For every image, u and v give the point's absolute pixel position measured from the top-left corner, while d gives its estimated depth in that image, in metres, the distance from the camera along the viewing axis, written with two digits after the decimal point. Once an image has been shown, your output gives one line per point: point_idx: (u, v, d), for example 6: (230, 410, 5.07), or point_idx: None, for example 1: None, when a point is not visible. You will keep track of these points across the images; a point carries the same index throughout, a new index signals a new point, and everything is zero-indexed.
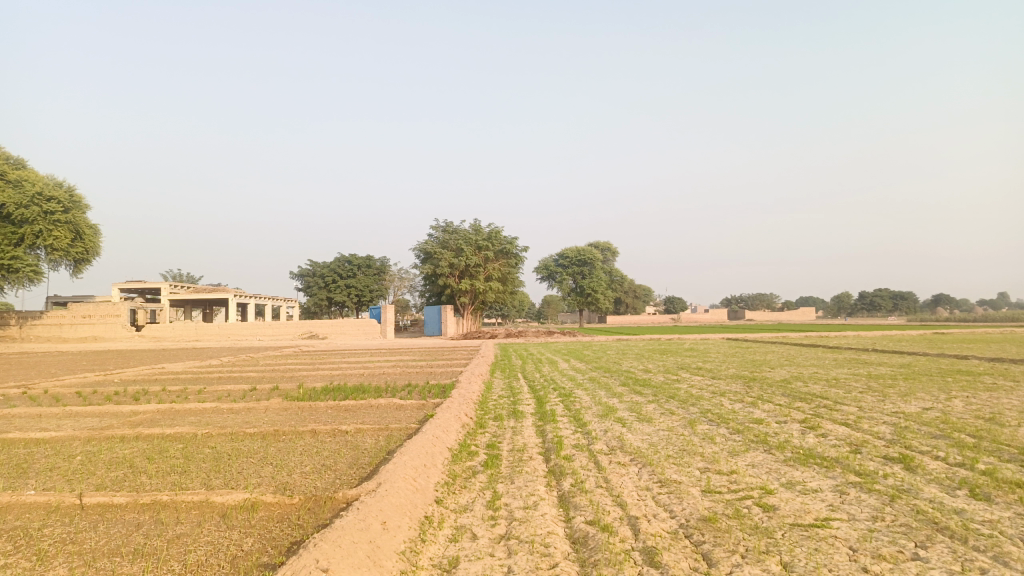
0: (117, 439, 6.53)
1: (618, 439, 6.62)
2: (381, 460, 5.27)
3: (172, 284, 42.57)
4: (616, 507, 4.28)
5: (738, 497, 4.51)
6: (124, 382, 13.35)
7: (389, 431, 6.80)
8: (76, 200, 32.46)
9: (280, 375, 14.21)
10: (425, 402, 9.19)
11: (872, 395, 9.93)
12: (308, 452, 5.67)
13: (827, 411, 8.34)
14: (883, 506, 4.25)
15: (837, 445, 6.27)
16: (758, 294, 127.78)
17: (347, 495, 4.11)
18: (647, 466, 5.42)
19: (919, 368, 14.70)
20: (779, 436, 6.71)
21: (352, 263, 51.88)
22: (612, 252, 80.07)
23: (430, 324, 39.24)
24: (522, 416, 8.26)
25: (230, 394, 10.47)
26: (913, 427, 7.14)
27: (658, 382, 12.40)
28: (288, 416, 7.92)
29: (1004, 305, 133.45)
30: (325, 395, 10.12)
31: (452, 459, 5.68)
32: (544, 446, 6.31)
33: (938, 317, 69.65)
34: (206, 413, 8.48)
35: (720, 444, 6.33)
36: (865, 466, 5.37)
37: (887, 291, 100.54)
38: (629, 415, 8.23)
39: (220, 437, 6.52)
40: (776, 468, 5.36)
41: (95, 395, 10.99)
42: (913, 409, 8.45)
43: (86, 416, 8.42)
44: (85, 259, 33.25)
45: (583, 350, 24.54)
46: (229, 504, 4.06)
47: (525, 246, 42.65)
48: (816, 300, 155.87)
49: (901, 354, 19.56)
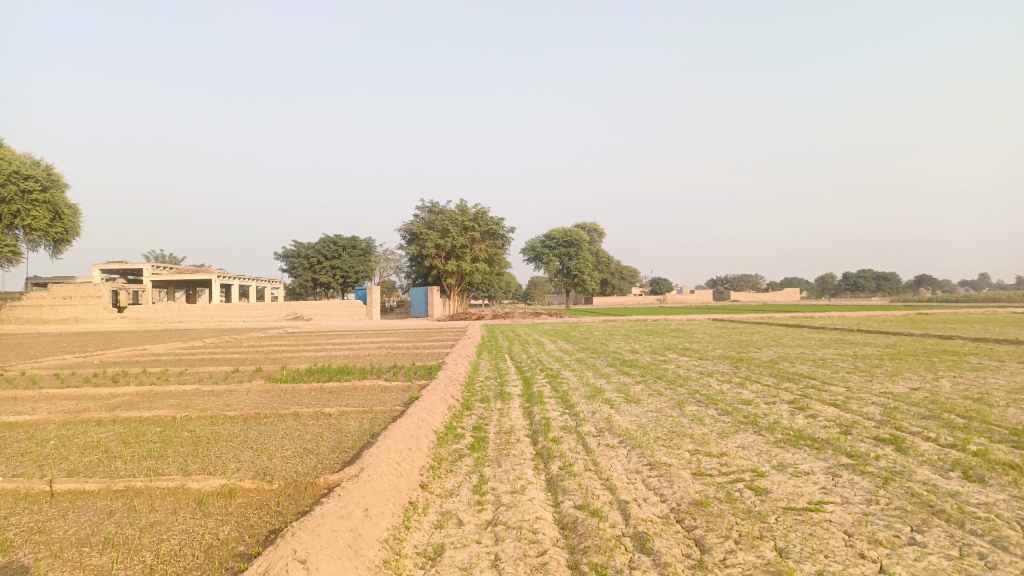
0: (92, 423, 6.36)
1: (607, 421, 6.51)
2: (364, 443, 5.14)
3: (154, 265, 42.05)
4: (605, 491, 4.17)
5: (729, 480, 4.42)
6: (104, 364, 13.13)
7: (373, 414, 6.66)
8: (54, 179, 31.86)
9: (263, 357, 14.01)
10: (410, 383, 9.06)
11: (859, 376, 9.92)
12: (290, 435, 5.52)
13: (816, 392, 8.29)
14: (877, 489, 4.19)
15: (827, 426, 6.20)
16: (743, 276, 128.39)
17: (329, 481, 3.98)
18: (636, 448, 5.32)
19: (904, 348, 14.74)
20: (769, 417, 6.65)
21: (337, 244, 51.44)
22: (599, 234, 79.99)
23: (417, 306, 39.07)
24: (509, 397, 8.15)
25: (212, 376, 10.30)
26: (902, 408, 7.11)
27: (645, 363, 12.32)
28: (269, 399, 7.76)
29: (985, 286, 135.01)
30: (309, 376, 9.97)
31: (437, 442, 5.56)
32: (532, 428, 6.20)
33: (922, 298, 70.21)
34: (185, 395, 8.30)
35: (710, 426, 6.25)
36: (857, 448, 5.30)
37: (871, 272, 101.30)
38: (616, 397, 8.12)
39: (200, 420, 6.36)
40: (767, 450, 5.28)
41: (74, 377, 10.79)
42: (901, 390, 8.44)
43: (62, 399, 8.23)
44: (65, 239, 32.72)
45: (569, 331, 24.50)
46: (205, 490, 3.91)
47: (511, 226, 42.42)
48: (800, 281, 156.80)
49: (885, 334, 19.65)
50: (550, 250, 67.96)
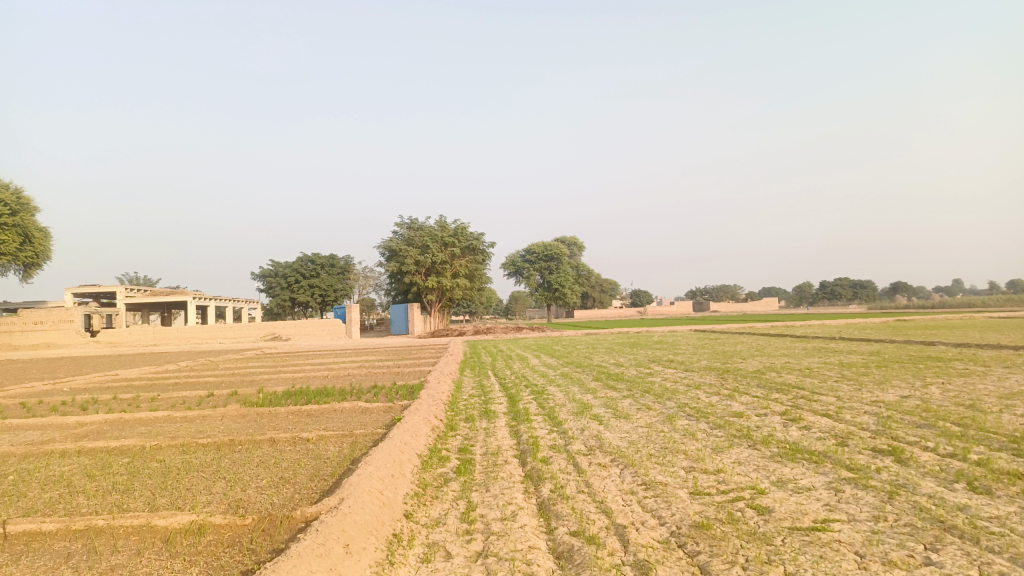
0: (55, 455, 6.03)
1: (596, 438, 6.30)
2: (344, 470, 4.88)
3: (128, 288, 41.25)
4: (601, 516, 3.95)
5: (728, 499, 4.22)
6: (74, 391, 12.68)
7: (353, 437, 6.40)
8: (23, 203, 31.20)
9: (240, 380, 13.62)
10: (392, 404, 8.79)
11: (848, 384, 9.81)
12: (265, 464, 5.24)
13: (807, 402, 8.14)
14: (883, 505, 4.01)
15: (823, 437, 6.03)
16: (722, 286, 129.19)
17: (306, 513, 3.72)
18: (629, 467, 5.11)
19: (888, 355, 14.70)
20: (762, 430, 6.47)
21: (315, 262, 50.94)
22: (579, 247, 80.11)
23: (398, 323, 38.71)
24: (495, 416, 7.91)
25: (186, 402, 9.93)
26: (895, 417, 6.97)
27: (631, 376, 12.13)
28: (245, 424, 7.45)
29: (959, 291, 137.25)
30: (287, 399, 9.65)
31: (421, 467, 5.31)
32: (520, 449, 5.97)
33: (898, 305, 71.14)
34: (158, 422, 7.96)
35: (703, 441, 6.06)
36: (856, 460, 5.14)
37: (847, 280, 102.36)
38: (605, 413, 7.90)
39: (171, 449, 6.04)
40: (764, 465, 5.10)
41: (42, 406, 10.37)
42: (892, 398, 8.32)
43: (27, 429, 7.84)
44: (35, 263, 32.01)
45: (552, 345, 24.22)
46: (172, 528, 3.63)
47: (491, 242, 42.25)
48: (778, 290, 158.27)
49: (867, 341, 19.70)
50: (530, 265, 67.88)
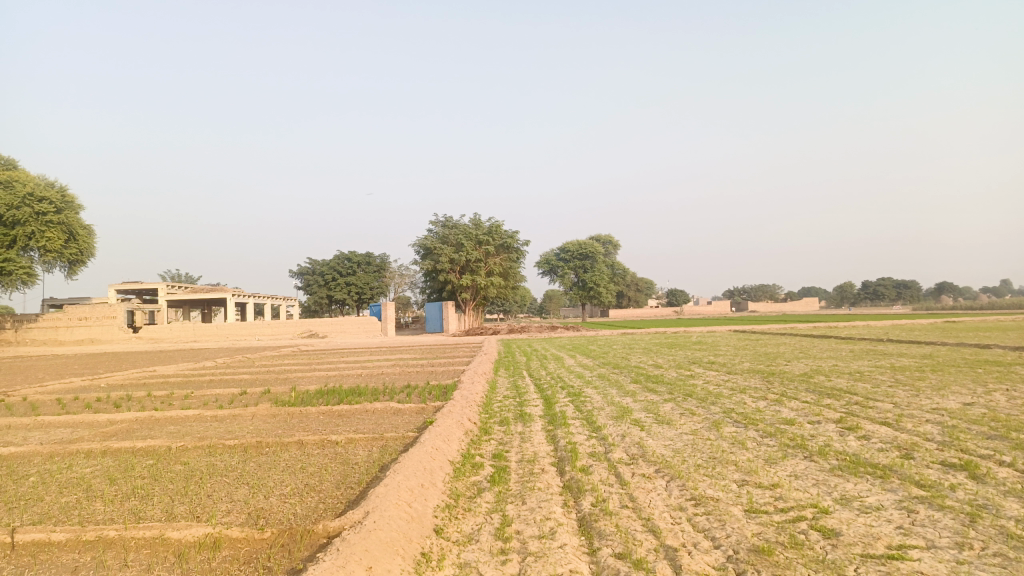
0: (81, 455, 5.87)
1: (638, 446, 5.95)
2: (373, 478, 4.62)
3: (169, 285, 41.87)
4: (648, 536, 3.61)
5: (789, 519, 3.84)
6: (110, 387, 12.69)
7: (384, 441, 6.14)
8: (68, 201, 31.78)
9: (274, 377, 13.51)
10: (425, 405, 8.53)
11: (903, 390, 9.28)
12: (291, 469, 5.00)
13: (862, 409, 7.64)
14: (965, 529, 3.59)
15: (885, 449, 5.58)
16: (760, 287, 126.67)
17: (329, 527, 3.45)
18: (676, 479, 4.75)
19: (943, 358, 14.00)
20: (818, 440, 6.03)
21: (352, 260, 51.15)
22: (615, 246, 79.21)
23: (432, 321, 38.59)
24: (530, 419, 7.58)
25: (217, 400, 9.80)
26: (960, 426, 6.49)
27: (671, 378, 11.74)
28: (275, 425, 7.26)
29: (1010, 292, 132.70)
30: (318, 398, 9.46)
31: (453, 475, 5.02)
32: (557, 455, 5.65)
33: (944, 305, 69.06)
34: (188, 421, 7.80)
35: (754, 451, 5.65)
36: (926, 476, 4.71)
37: (892, 280, 99.69)
38: (646, 417, 7.52)
39: (197, 451, 5.85)
40: (824, 479, 4.70)
41: (76, 403, 10.35)
42: (954, 405, 7.78)
43: (57, 427, 7.76)
44: (80, 260, 32.60)
45: (588, 345, 23.84)
46: (186, 541, 3.38)
47: (526, 240, 41.91)
48: (819, 289, 154.80)
49: (919, 344, 18.84)
50: (565, 263, 67.40)
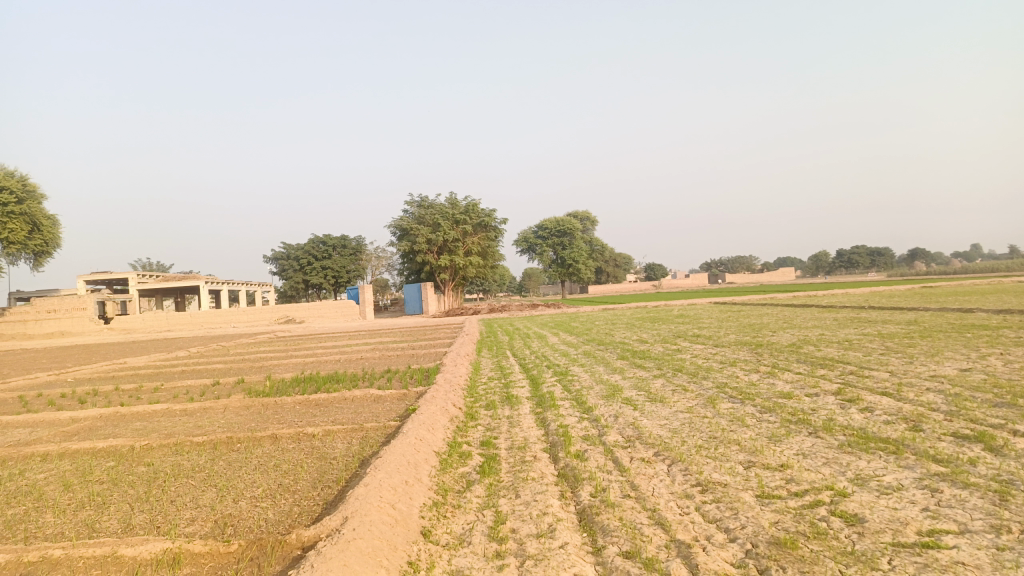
0: (36, 458, 5.46)
1: (633, 427, 5.64)
2: (352, 476, 4.25)
3: (141, 275, 40.91)
4: (657, 530, 3.29)
5: (806, 504, 3.55)
6: (76, 382, 12.15)
7: (364, 432, 5.77)
8: (30, 191, 30.72)
9: (248, 366, 13.04)
10: (407, 390, 8.17)
11: (897, 357, 9.07)
12: (263, 467, 4.61)
13: (859, 379, 7.41)
14: (999, 510, 3.31)
15: (892, 422, 5.33)
16: (736, 259, 127.44)
17: (303, 537, 3.10)
18: (678, 462, 4.45)
19: (928, 324, 13.97)
20: (820, 414, 5.76)
21: (327, 243, 50.32)
22: (591, 222, 78.82)
23: (411, 303, 38.12)
24: (517, 402, 7.26)
25: (188, 392, 9.34)
26: (964, 394, 6.26)
27: (658, 353, 11.48)
28: (248, 417, 6.86)
29: (979, 257, 134.62)
30: (294, 387, 9.04)
31: (439, 467, 4.67)
32: (549, 441, 5.32)
33: (917, 271, 69.80)
34: (156, 416, 7.38)
35: (755, 428, 5.36)
36: (942, 450, 4.44)
37: (866, 248, 100.71)
38: (638, 396, 7.22)
39: (162, 450, 5.43)
40: (835, 458, 4.42)
41: (39, 400, 9.82)
42: (952, 372, 7.58)
43: (15, 428, 7.30)
44: (45, 251, 31.60)
45: (570, 322, 23.55)
46: (142, 559, 3.00)
47: (504, 218, 41.45)
48: (793, 260, 156.46)
49: (901, 310, 18.87)
50: (543, 241, 67.05)
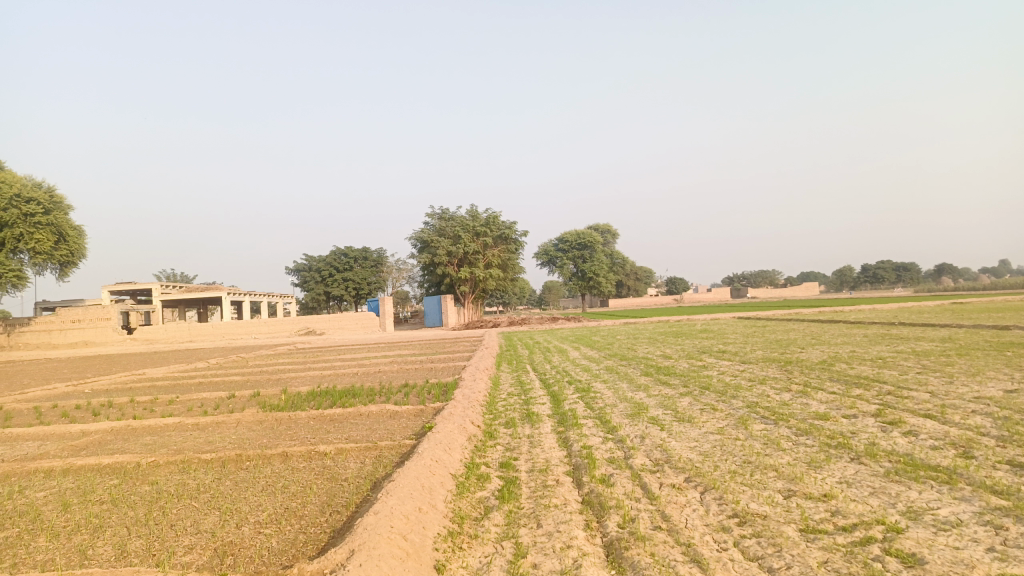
0: (40, 474, 5.27)
1: (661, 449, 5.33)
2: (363, 501, 4.00)
3: (164, 286, 41.21)
4: (692, 569, 3.00)
5: (857, 541, 3.24)
6: (92, 393, 12.04)
7: (377, 451, 5.52)
8: (57, 202, 31.02)
9: (264, 379, 12.85)
10: (425, 406, 7.92)
11: (936, 377, 8.65)
12: (270, 489, 4.36)
13: (898, 400, 7.03)
14: None
15: (939, 447, 4.98)
16: (758, 274, 126.02)
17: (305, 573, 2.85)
18: (711, 490, 4.15)
19: (964, 341, 13.47)
20: (860, 437, 5.41)
21: (348, 255, 50.50)
22: (611, 235, 78.57)
23: (430, 315, 37.99)
24: (538, 420, 6.95)
25: (202, 405, 9.17)
26: (1013, 418, 5.87)
27: (682, 369, 11.13)
28: (260, 433, 6.64)
29: (1009, 272, 131.85)
30: (309, 402, 8.82)
31: (456, 492, 4.41)
32: (572, 463, 5.03)
33: (944, 287, 68.63)
34: (167, 430, 7.20)
35: (792, 452, 5.03)
36: (999, 480, 4.09)
37: (892, 264, 99.11)
38: (665, 415, 6.90)
39: (168, 467, 5.21)
40: (882, 487, 4.09)
41: (54, 412, 9.70)
42: (997, 393, 7.17)
43: (25, 441, 7.15)
44: (71, 261, 31.86)
45: (591, 336, 23.21)
46: None
47: (524, 230, 41.25)
48: (817, 275, 154.33)
49: (933, 326, 18.29)
50: (563, 254, 66.73)
